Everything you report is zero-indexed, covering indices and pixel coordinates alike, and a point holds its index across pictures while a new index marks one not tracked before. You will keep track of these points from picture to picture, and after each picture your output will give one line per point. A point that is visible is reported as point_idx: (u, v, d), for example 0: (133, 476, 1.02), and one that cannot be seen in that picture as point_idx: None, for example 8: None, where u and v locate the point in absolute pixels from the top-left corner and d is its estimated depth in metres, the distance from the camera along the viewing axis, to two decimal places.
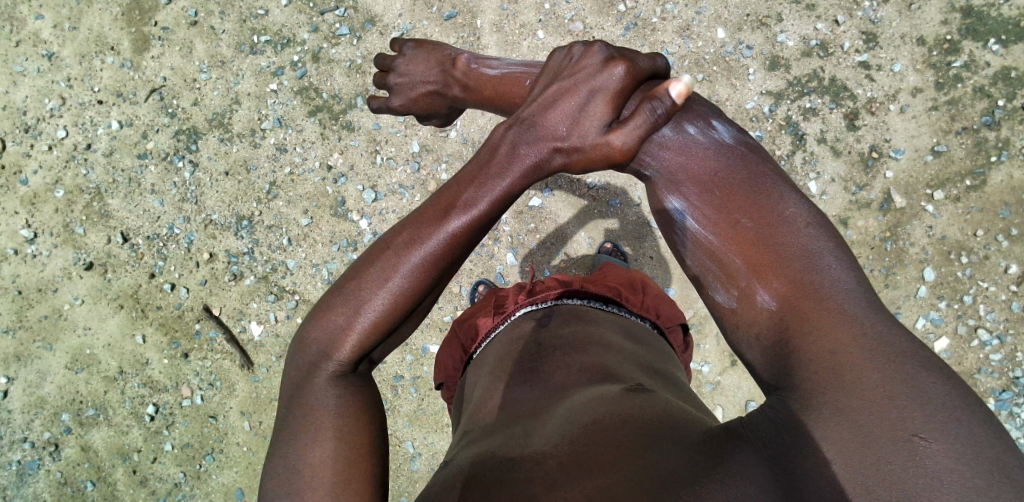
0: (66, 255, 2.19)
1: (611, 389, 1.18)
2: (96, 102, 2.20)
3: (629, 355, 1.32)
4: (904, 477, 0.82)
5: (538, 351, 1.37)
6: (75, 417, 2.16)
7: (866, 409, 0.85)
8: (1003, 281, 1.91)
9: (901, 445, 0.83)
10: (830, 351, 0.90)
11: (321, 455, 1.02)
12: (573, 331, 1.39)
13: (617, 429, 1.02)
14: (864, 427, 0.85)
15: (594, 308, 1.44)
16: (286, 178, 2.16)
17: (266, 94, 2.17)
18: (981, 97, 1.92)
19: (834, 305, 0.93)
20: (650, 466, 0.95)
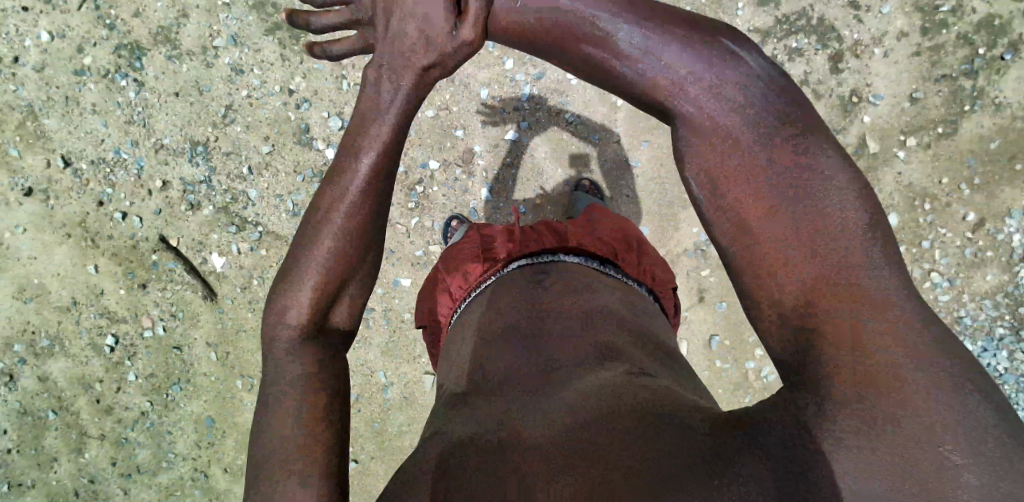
0: (1, 180, 2.01)
1: (615, 371, 1.10)
2: (20, 9, 1.95)
3: (630, 331, 1.25)
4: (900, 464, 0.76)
5: (535, 316, 1.30)
6: (28, 348, 2.08)
7: (874, 410, 0.78)
8: (959, 228, 1.99)
9: (904, 435, 0.77)
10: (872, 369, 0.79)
11: (288, 418, 0.99)
12: (573, 294, 1.32)
13: (622, 423, 0.94)
14: (871, 417, 0.78)
15: (590, 269, 1.38)
16: (243, 102, 2.00)
17: (217, 8, 1.96)
18: (964, 44, 1.91)
19: (867, 281, 0.82)
20: (648, 469, 0.86)
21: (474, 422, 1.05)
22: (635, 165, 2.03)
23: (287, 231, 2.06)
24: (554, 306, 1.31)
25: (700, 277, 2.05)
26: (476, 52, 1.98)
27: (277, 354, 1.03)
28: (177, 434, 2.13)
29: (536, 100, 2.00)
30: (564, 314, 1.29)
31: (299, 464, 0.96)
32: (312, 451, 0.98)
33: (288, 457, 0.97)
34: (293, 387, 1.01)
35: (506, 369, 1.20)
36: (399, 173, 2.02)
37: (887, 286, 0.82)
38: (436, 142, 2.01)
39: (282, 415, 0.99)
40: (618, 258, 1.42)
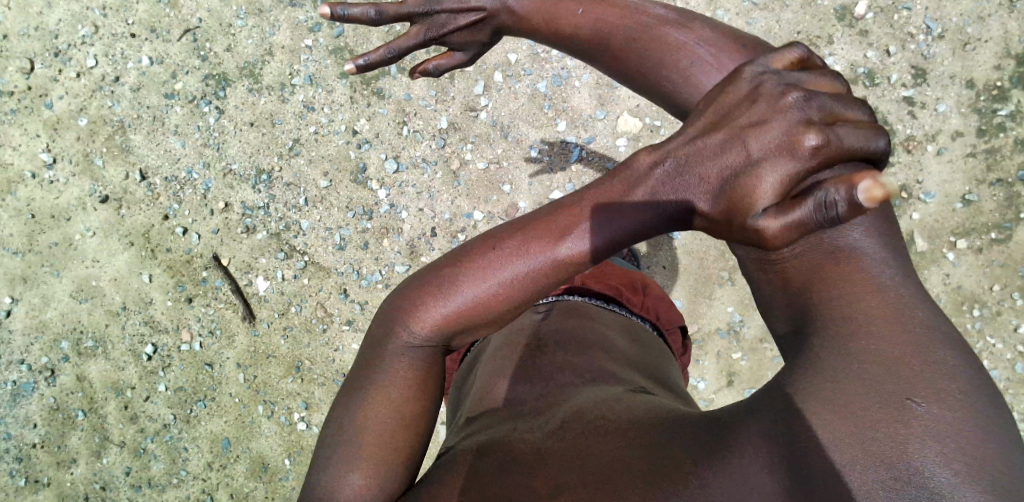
0: (82, 185, 2.19)
1: (608, 389, 1.17)
2: (129, 35, 2.18)
3: (627, 356, 1.34)
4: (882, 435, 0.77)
5: (531, 346, 1.36)
6: (74, 346, 2.17)
7: (860, 406, 0.79)
8: (1011, 340, 1.90)
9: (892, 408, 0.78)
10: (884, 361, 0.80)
11: (368, 422, 1.02)
12: (576, 326, 1.41)
13: (612, 422, 1.00)
14: (863, 396, 0.79)
15: (594, 305, 1.46)
16: (310, 137, 2.14)
17: (300, 49, 2.14)
18: (1021, 150, 1.89)
19: (864, 260, 0.87)
20: (654, 455, 0.91)
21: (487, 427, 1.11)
22: (676, 237, 2.03)
23: (330, 263, 2.13)
24: (557, 333, 1.39)
25: (731, 359, 2.01)
26: (532, 112, 2.08)
27: (380, 361, 1.04)
28: (192, 452, 2.15)
29: (584, 163, 2.07)
30: (562, 342, 1.35)
31: (374, 465, 1.01)
32: (386, 456, 1.01)
33: (360, 456, 1.01)
34: (387, 392, 1.04)
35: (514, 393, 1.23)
36: (444, 219, 2.10)
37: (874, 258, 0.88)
38: (483, 194, 2.09)
39: (364, 421, 1.02)
40: (621, 298, 1.52)
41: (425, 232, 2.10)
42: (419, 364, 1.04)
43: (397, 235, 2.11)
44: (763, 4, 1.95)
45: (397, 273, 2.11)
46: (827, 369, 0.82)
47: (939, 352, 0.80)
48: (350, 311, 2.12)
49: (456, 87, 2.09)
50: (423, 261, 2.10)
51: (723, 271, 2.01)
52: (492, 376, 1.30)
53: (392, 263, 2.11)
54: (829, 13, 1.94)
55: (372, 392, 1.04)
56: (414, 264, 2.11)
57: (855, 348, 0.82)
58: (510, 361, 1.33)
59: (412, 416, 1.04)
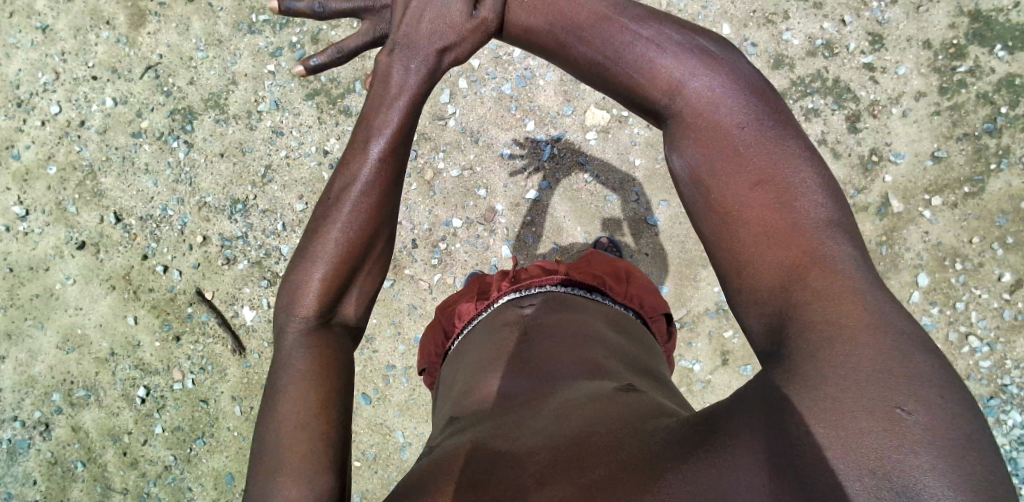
0: (58, 233, 2.17)
1: (597, 385, 1.17)
2: (91, 77, 2.17)
3: (614, 349, 1.34)
4: (867, 443, 0.74)
5: (519, 338, 1.38)
6: (65, 397, 2.15)
7: (842, 416, 0.75)
8: (996, 289, 1.92)
9: (874, 416, 0.74)
10: (854, 364, 0.77)
11: (286, 417, 0.99)
12: (561, 318, 1.40)
13: (600, 432, 0.96)
14: (840, 404, 0.75)
15: (577, 296, 1.46)
16: (281, 162, 2.13)
17: (263, 76, 2.14)
18: (984, 103, 1.91)
19: (828, 257, 0.84)
20: (654, 462, 0.86)
21: (474, 431, 1.11)
22: (656, 223, 2.05)
23: None
24: (542, 327, 1.39)
25: (723, 338, 2.01)
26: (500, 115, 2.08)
27: (284, 348, 1.04)
28: (196, 491, 2.13)
29: (557, 160, 2.07)
30: (549, 335, 1.36)
31: (297, 464, 0.96)
32: (307, 449, 0.97)
33: (283, 454, 0.97)
34: (299, 391, 1.01)
35: (502, 389, 1.25)
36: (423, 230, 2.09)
37: (835, 253, 0.85)
38: (460, 201, 2.09)
39: (279, 421, 0.99)
40: (606, 287, 1.50)
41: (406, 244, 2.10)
42: (314, 341, 1.05)
43: None
44: None
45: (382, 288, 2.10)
46: (805, 380, 0.78)
47: (906, 349, 0.77)
48: None
49: None
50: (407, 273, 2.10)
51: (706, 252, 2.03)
52: (482, 370, 1.34)
53: None
54: None
55: (286, 386, 1.01)
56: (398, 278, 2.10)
57: (828, 359, 0.78)
58: (498, 354, 1.36)
59: (328, 396, 1.02)
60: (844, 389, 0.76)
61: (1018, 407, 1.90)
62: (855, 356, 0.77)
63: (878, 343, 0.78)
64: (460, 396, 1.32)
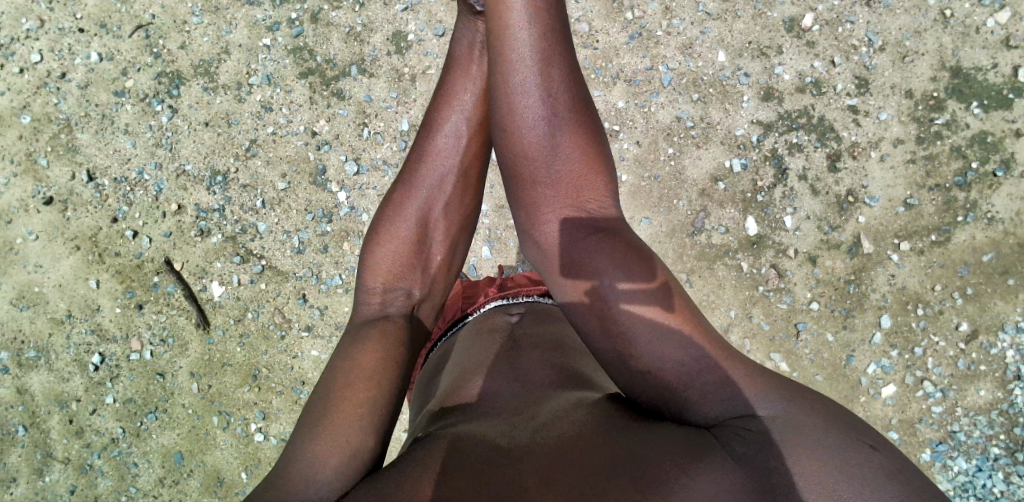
0: (25, 186, 2.10)
1: (588, 394, 1.21)
2: (77, 30, 2.11)
3: (600, 366, 1.39)
4: (844, 469, 0.94)
5: (507, 347, 1.40)
6: (14, 356, 2.09)
7: (819, 456, 0.96)
8: (953, 337, 2.00)
9: (838, 451, 0.96)
10: (804, 419, 1.00)
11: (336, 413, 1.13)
12: (550, 330, 1.45)
13: (588, 438, 1.05)
14: (810, 442, 0.97)
15: (565, 311, 1.53)
16: (268, 138, 2.10)
17: (257, 48, 2.11)
18: (957, 156, 1.99)
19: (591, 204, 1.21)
20: (641, 472, 0.98)
21: (465, 424, 1.16)
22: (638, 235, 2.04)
23: (288, 267, 2.09)
24: (532, 335, 1.43)
25: None
26: None
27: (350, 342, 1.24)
28: (142, 468, 2.07)
29: None
30: (536, 344, 1.40)
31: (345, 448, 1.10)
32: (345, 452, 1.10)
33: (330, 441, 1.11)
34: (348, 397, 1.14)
35: (493, 393, 1.27)
36: None
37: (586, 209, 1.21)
38: None
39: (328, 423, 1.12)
40: None
41: None
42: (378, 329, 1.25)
43: (358, 237, 2.09)
44: (715, 13, 2.02)
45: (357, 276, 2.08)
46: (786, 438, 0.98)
47: (839, 412, 1.02)
48: (310, 316, 2.07)
49: (417, 89, 2.09)
50: None
51: (682, 272, 2.03)
52: (468, 372, 1.36)
53: (352, 266, 2.08)
54: (778, 24, 2.02)
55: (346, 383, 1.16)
56: None
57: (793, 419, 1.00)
58: (482, 364, 1.37)
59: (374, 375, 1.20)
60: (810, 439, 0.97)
61: (964, 453, 1.98)
62: (809, 422, 0.99)
63: (817, 409, 1.01)
64: (446, 396, 1.32)
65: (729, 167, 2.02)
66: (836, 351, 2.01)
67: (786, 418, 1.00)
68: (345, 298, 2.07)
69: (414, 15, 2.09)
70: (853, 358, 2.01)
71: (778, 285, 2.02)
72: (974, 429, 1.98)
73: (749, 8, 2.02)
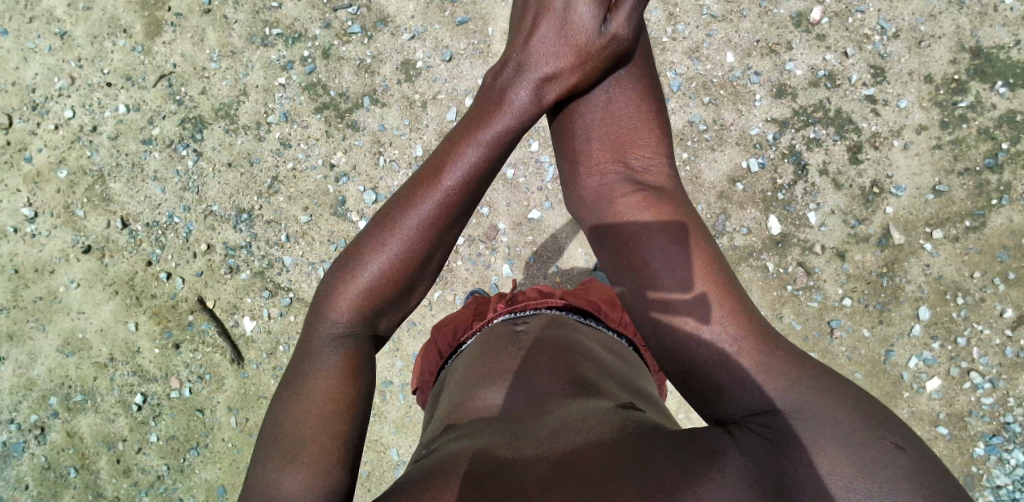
0: (64, 236, 2.20)
1: (594, 402, 1.19)
2: (105, 83, 2.22)
3: (612, 372, 1.36)
4: (886, 465, 0.91)
5: (517, 356, 1.39)
6: (62, 401, 2.17)
7: (860, 451, 0.92)
8: (998, 325, 1.91)
9: (883, 448, 0.92)
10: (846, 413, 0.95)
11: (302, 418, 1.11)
12: (558, 337, 1.43)
13: (587, 439, 1.04)
14: (853, 437, 0.93)
15: (572, 319, 1.49)
16: (289, 174, 2.16)
17: (273, 88, 2.18)
18: (985, 138, 1.92)
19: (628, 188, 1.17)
20: (638, 470, 0.96)
21: (478, 438, 1.15)
22: None
23: None
24: (538, 344, 1.41)
25: None
26: None
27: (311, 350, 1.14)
28: None
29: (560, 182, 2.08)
30: (544, 351, 1.38)
31: (307, 456, 1.10)
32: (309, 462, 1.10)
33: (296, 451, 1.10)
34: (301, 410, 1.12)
35: (501, 405, 1.26)
36: None
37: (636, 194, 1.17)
38: None
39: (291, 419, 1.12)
40: (600, 314, 1.54)
41: None
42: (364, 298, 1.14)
43: None
44: (720, 15, 2.01)
45: None
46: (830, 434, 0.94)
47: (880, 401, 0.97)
48: None
49: (429, 115, 2.13)
50: None
51: None
52: (478, 384, 1.36)
53: None
54: (786, 19, 1.99)
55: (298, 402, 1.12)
56: None
57: (836, 412, 0.95)
58: (495, 374, 1.36)
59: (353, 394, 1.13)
60: (853, 431, 0.93)
61: (1020, 446, 1.88)
62: (837, 419, 0.94)
63: (858, 401, 0.96)
64: (455, 408, 1.33)
65: (746, 167, 1.99)
66: (874, 346, 1.94)
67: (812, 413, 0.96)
68: None
69: (421, 42, 2.14)
70: (892, 353, 1.93)
71: (807, 283, 1.96)
72: None
73: (755, 7, 2.00)
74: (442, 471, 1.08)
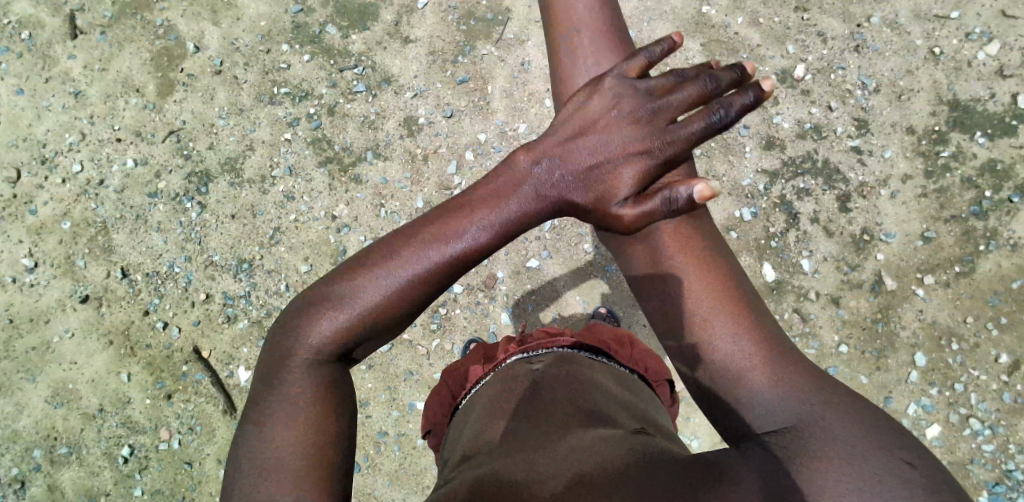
0: (63, 287, 2.20)
1: (605, 431, 1.17)
2: (115, 139, 2.27)
3: (623, 405, 1.33)
4: (877, 469, 0.96)
5: (528, 392, 1.38)
6: (47, 454, 2.11)
7: (851, 453, 0.98)
8: (994, 370, 1.92)
9: (878, 453, 0.97)
10: (844, 425, 1.01)
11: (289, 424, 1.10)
12: (570, 373, 1.41)
13: (590, 458, 1.07)
14: (842, 440, 0.99)
15: (584, 358, 1.47)
16: (290, 225, 2.19)
17: (279, 143, 2.24)
18: (969, 187, 1.99)
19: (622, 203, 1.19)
20: (635, 485, 1.01)
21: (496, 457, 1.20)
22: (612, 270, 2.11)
23: None
24: (551, 381, 1.39)
25: None
26: None
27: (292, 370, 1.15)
28: None
29: (558, 230, 2.12)
30: (555, 388, 1.36)
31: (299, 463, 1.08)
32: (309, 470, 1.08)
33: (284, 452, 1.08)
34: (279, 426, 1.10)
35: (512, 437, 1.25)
36: None
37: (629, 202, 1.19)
38: None
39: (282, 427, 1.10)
40: (611, 351, 1.52)
41: None
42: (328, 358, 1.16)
43: None
44: None
45: (380, 353, 2.09)
46: (823, 440, 1.00)
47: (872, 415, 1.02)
48: None
49: (430, 168, 2.19)
50: (406, 338, 2.10)
51: None
52: (490, 420, 1.35)
53: None
54: (771, 77, 2.08)
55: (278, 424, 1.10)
56: (396, 343, 2.10)
57: (831, 422, 1.01)
58: (507, 410, 1.35)
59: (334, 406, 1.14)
60: (844, 440, 0.99)
61: None
62: (832, 430, 1.01)
63: (854, 413, 1.02)
64: (469, 446, 1.31)
65: (739, 216, 2.03)
66: (872, 393, 1.94)
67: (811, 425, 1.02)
68: (368, 376, 2.09)
69: (423, 100, 2.22)
70: (891, 399, 1.93)
71: (803, 329, 1.98)
72: None
73: (741, 65, 2.10)
74: (446, 494, 1.10)
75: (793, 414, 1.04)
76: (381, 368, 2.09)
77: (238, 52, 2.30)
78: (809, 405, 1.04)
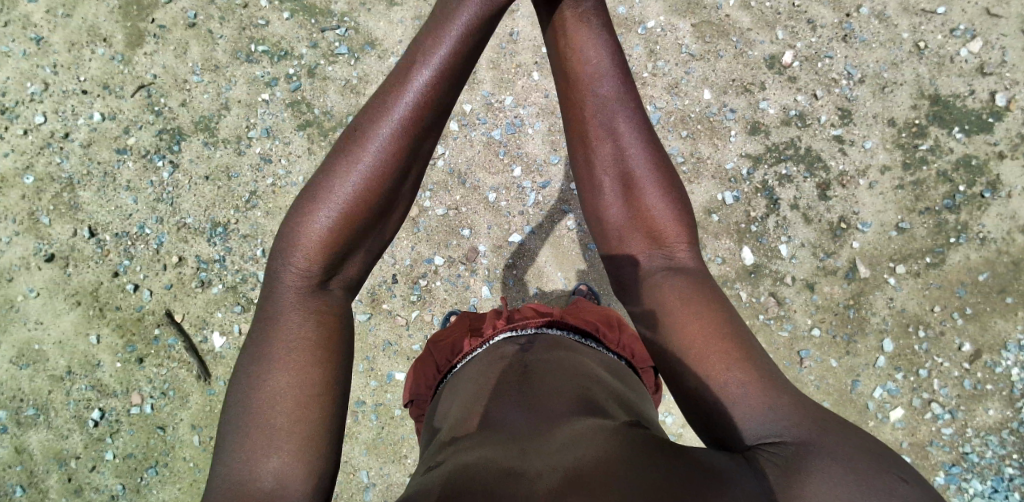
0: (27, 243, 2.12)
1: (605, 421, 1.18)
2: (81, 91, 2.17)
3: (612, 391, 1.35)
4: (868, 475, 0.94)
5: (519, 375, 1.37)
6: (12, 415, 2.07)
7: (842, 459, 0.95)
8: (957, 358, 2.00)
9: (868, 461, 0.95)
10: (835, 434, 0.98)
11: (278, 407, 1.01)
12: (561, 356, 1.43)
13: (586, 451, 1.04)
14: (834, 449, 0.96)
15: (573, 340, 1.50)
16: (267, 189, 2.14)
17: (256, 104, 2.17)
18: (944, 181, 2.04)
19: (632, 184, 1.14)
20: (633, 476, 0.98)
21: (479, 452, 1.14)
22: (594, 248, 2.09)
23: None
24: (542, 363, 1.40)
25: None
26: (487, 160, 2.13)
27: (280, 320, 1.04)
28: None
29: (541, 206, 2.11)
30: (549, 371, 1.37)
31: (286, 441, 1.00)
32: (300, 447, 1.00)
33: (272, 440, 1.00)
34: (268, 404, 1.01)
35: (506, 421, 1.26)
36: (405, 265, 2.10)
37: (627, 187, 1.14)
38: (443, 239, 2.11)
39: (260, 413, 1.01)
40: (598, 334, 1.55)
41: (387, 280, 2.10)
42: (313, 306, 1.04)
43: None
44: (698, 55, 2.09)
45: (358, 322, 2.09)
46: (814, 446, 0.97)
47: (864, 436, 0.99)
48: None
49: None
50: (385, 308, 2.09)
51: None
52: (481, 402, 1.34)
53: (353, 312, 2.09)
54: (759, 61, 2.09)
55: (263, 400, 1.01)
56: (375, 313, 2.09)
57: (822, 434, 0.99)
58: (498, 392, 1.35)
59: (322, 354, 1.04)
60: (835, 447, 0.97)
61: (978, 475, 1.96)
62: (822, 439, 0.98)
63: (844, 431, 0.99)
64: (457, 428, 1.31)
65: (721, 200, 2.06)
66: (840, 376, 2.01)
67: (807, 449, 0.97)
68: None
69: None
70: (858, 382, 2.00)
71: (778, 312, 2.02)
72: (986, 449, 1.96)
73: (731, 48, 2.10)
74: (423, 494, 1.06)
75: (785, 425, 1.01)
76: (359, 337, 2.09)
77: (213, 5, 2.19)
78: (795, 416, 1.01)
